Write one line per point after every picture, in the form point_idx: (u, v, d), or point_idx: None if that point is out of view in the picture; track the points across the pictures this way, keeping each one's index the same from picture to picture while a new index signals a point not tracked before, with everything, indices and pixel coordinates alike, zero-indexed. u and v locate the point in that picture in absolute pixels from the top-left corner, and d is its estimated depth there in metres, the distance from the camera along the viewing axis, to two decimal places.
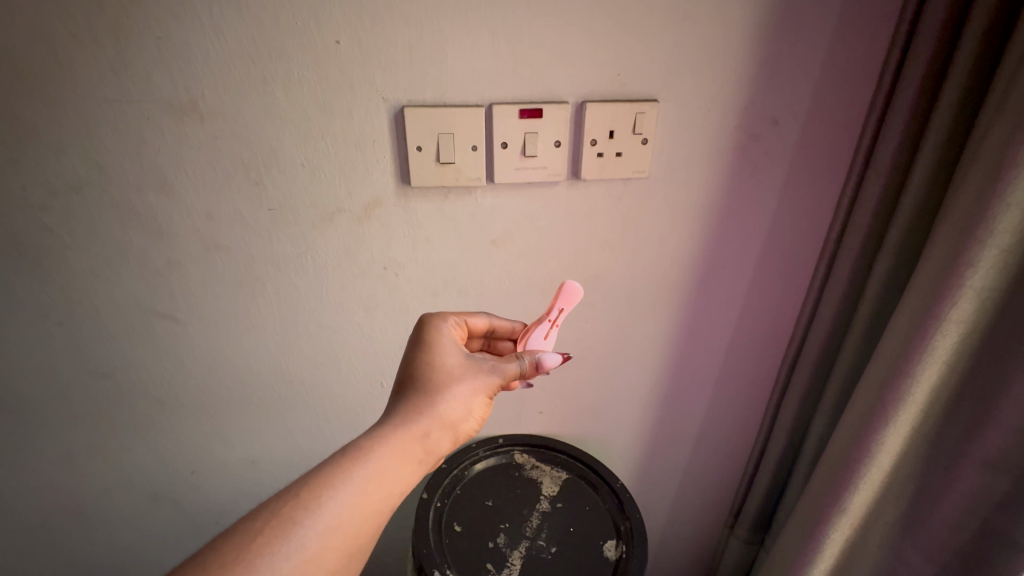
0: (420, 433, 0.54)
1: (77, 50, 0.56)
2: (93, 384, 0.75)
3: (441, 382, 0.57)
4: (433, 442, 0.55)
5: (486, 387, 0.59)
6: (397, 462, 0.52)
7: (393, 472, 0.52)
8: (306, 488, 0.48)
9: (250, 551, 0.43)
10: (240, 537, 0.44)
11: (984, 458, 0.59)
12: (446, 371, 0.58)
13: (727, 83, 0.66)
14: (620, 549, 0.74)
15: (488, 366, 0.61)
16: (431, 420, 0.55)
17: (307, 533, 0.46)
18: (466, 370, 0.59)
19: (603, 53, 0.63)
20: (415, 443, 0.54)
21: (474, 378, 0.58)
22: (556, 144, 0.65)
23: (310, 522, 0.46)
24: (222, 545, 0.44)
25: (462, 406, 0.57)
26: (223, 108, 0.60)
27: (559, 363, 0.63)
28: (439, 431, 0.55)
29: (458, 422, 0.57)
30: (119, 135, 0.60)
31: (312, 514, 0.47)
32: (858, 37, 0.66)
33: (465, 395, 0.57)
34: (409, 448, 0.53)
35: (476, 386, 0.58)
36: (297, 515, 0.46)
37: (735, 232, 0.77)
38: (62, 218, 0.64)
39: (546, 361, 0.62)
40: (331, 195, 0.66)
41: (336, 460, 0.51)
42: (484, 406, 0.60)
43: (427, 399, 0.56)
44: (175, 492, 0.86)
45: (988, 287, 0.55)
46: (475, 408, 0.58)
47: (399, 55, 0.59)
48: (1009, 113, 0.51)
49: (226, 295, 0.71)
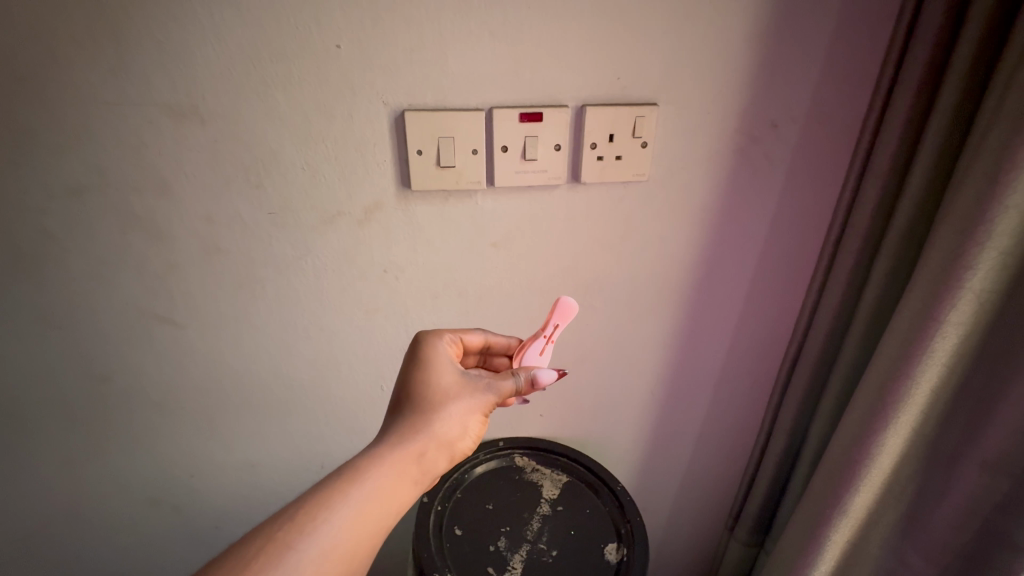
0: (417, 452, 0.54)
1: (77, 53, 0.56)
2: (91, 388, 0.75)
3: (436, 401, 0.57)
4: (429, 461, 0.55)
5: (481, 405, 0.59)
6: (393, 483, 0.52)
7: (388, 493, 0.51)
8: (301, 512, 0.48)
9: None
10: (232, 562, 0.44)
11: (985, 458, 0.60)
12: (442, 390, 0.58)
13: (726, 86, 0.67)
14: (621, 552, 0.74)
15: (484, 384, 0.60)
16: (427, 438, 0.55)
17: (301, 557, 0.45)
18: (462, 389, 0.59)
19: (603, 56, 0.63)
20: (411, 463, 0.54)
21: (469, 398, 0.58)
22: (556, 147, 0.66)
23: (304, 546, 0.46)
24: (214, 571, 0.44)
25: (458, 425, 0.57)
26: (224, 111, 0.60)
27: (554, 379, 0.63)
28: (435, 450, 0.55)
29: (454, 441, 0.57)
30: (118, 138, 0.60)
31: (306, 538, 0.46)
32: (856, 40, 0.66)
33: (460, 414, 0.57)
34: (405, 469, 0.53)
35: (471, 405, 0.58)
36: (290, 540, 0.46)
37: (734, 235, 0.78)
38: (61, 221, 0.63)
39: (541, 378, 0.61)
40: (331, 197, 0.66)
41: (331, 482, 0.51)
42: (480, 425, 0.59)
43: (423, 418, 0.56)
44: (173, 496, 0.86)
45: (987, 289, 0.56)
46: (471, 427, 0.58)
47: (399, 59, 0.59)
48: (1008, 115, 0.51)
49: (226, 298, 0.71)
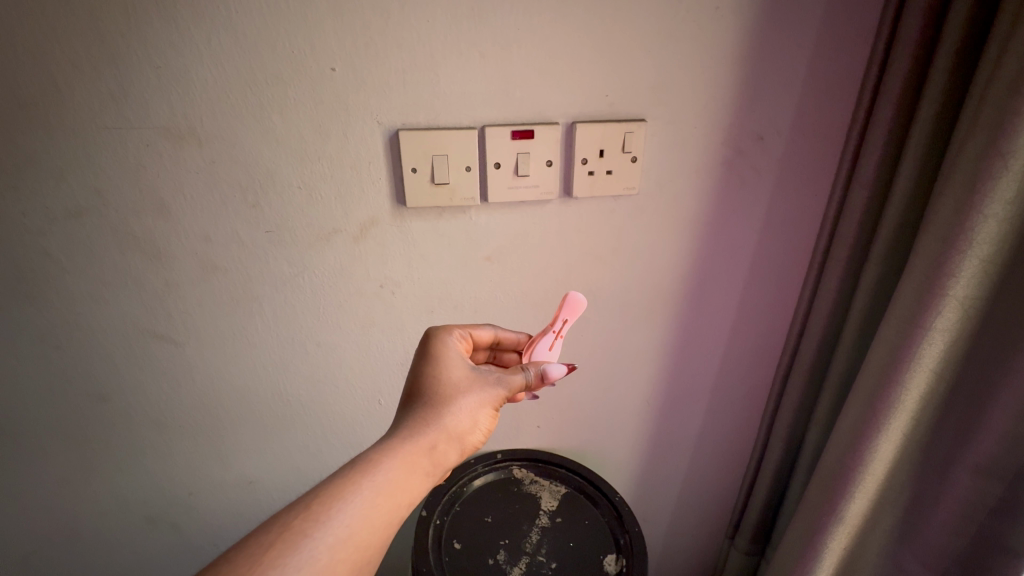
0: (428, 445, 0.55)
1: (78, 80, 0.57)
2: (89, 407, 0.75)
3: (447, 395, 0.57)
4: (440, 454, 0.56)
5: (492, 399, 0.60)
6: (406, 475, 0.53)
7: (402, 484, 0.52)
8: (316, 501, 0.49)
9: (261, 563, 0.44)
10: (249, 550, 0.45)
11: (976, 463, 0.60)
12: (452, 383, 0.58)
13: (712, 101, 0.68)
14: (620, 563, 0.74)
15: (494, 378, 0.61)
16: (438, 431, 0.56)
17: (317, 545, 0.46)
18: (472, 382, 0.59)
19: (592, 75, 0.65)
20: (423, 456, 0.54)
21: (479, 391, 0.59)
22: (547, 163, 0.67)
23: (319, 534, 0.47)
24: (228, 560, 0.44)
25: (469, 418, 0.57)
26: (221, 133, 0.61)
27: (564, 373, 0.63)
28: (446, 443, 0.56)
29: (465, 434, 0.57)
30: (118, 161, 0.61)
31: (320, 527, 0.47)
32: (836, 55, 0.68)
33: (471, 407, 0.58)
34: (416, 460, 0.54)
35: (482, 398, 0.59)
36: (307, 528, 0.47)
37: (725, 246, 0.79)
38: (61, 244, 0.64)
39: (551, 372, 0.62)
40: (328, 216, 0.67)
41: (344, 473, 0.51)
42: (490, 419, 0.60)
43: (434, 411, 0.56)
44: (171, 515, 0.86)
45: (970, 296, 0.57)
46: (481, 420, 0.58)
47: (392, 81, 0.61)
48: (983, 128, 0.53)
49: (225, 315, 0.72)
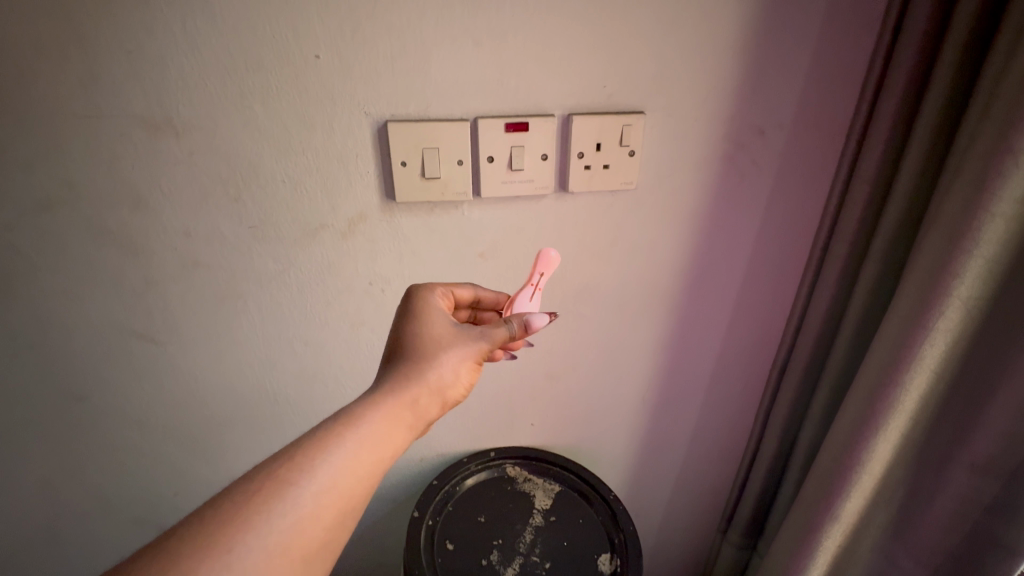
0: (411, 398, 0.51)
1: (44, 66, 0.54)
2: (68, 406, 0.73)
3: (429, 348, 0.54)
4: (422, 409, 0.52)
5: (474, 353, 0.57)
6: (390, 427, 0.49)
7: (387, 435, 0.49)
8: (297, 451, 0.45)
9: (243, 513, 0.41)
10: (235, 500, 0.42)
11: (972, 461, 0.60)
12: (435, 336, 0.56)
13: (712, 92, 0.66)
14: (615, 563, 0.73)
15: (476, 333, 0.58)
16: (422, 384, 0.52)
17: (302, 494, 0.43)
18: (455, 337, 0.56)
19: (589, 65, 0.62)
20: (406, 408, 0.51)
21: (462, 346, 0.56)
22: (542, 156, 0.65)
23: (303, 483, 0.44)
24: (206, 513, 0.41)
25: (451, 372, 0.54)
26: (201, 124, 0.58)
27: (548, 323, 0.60)
28: (428, 398, 0.53)
29: (447, 387, 0.54)
30: (91, 152, 0.58)
31: (306, 476, 0.44)
32: (841, 46, 0.66)
33: (454, 362, 0.55)
34: (401, 412, 0.50)
35: (465, 353, 0.56)
36: (288, 478, 0.44)
37: (723, 241, 0.77)
38: (33, 238, 0.61)
39: (535, 323, 0.58)
40: (314, 210, 0.65)
41: (327, 425, 0.48)
42: (472, 373, 0.57)
43: (416, 364, 0.53)
44: (157, 514, 0.84)
45: (974, 296, 0.56)
46: (463, 375, 0.55)
47: (381, 70, 0.58)
48: (994, 124, 0.51)
49: (208, 312, 0.69)
